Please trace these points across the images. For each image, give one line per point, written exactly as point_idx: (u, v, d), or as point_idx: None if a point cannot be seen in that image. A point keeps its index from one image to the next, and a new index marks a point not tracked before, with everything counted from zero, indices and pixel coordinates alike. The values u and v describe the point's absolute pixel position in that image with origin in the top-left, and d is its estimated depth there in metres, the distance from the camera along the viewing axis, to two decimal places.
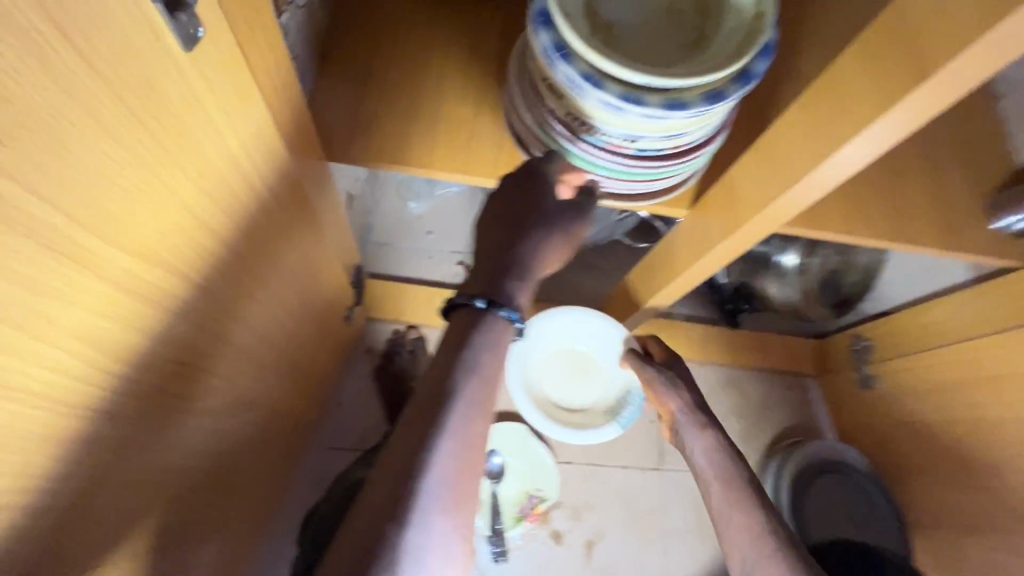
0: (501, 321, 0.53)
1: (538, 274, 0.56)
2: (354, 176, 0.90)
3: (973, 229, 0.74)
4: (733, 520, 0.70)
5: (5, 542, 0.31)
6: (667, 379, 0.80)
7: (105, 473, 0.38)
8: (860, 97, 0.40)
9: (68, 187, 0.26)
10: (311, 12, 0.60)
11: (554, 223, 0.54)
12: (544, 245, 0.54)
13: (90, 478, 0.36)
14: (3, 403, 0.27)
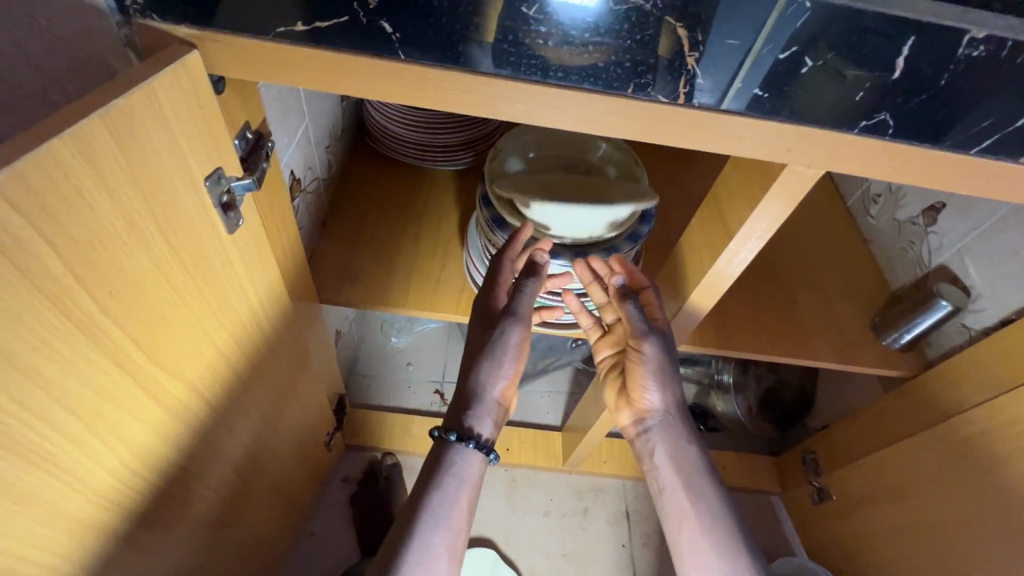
0: (466, 453, 0.56)
1: (491, 398, 0.58)
2: (344, 316, 1.04)
3: (867, 344, 0.88)
4: (686, 520, 0.59)
5: None
6: (667, 362, 0.62)
7: (108, 563, 0.44)
8: (708, 247, 0.56)
9: (140, 328, 0.39)
10: (317, 194, 0.80)
11: (480, 343, 0.58)
12: (479, 374, 0.58)
13: (95, 566, 0.43)
14: (61, 483, 0.37)
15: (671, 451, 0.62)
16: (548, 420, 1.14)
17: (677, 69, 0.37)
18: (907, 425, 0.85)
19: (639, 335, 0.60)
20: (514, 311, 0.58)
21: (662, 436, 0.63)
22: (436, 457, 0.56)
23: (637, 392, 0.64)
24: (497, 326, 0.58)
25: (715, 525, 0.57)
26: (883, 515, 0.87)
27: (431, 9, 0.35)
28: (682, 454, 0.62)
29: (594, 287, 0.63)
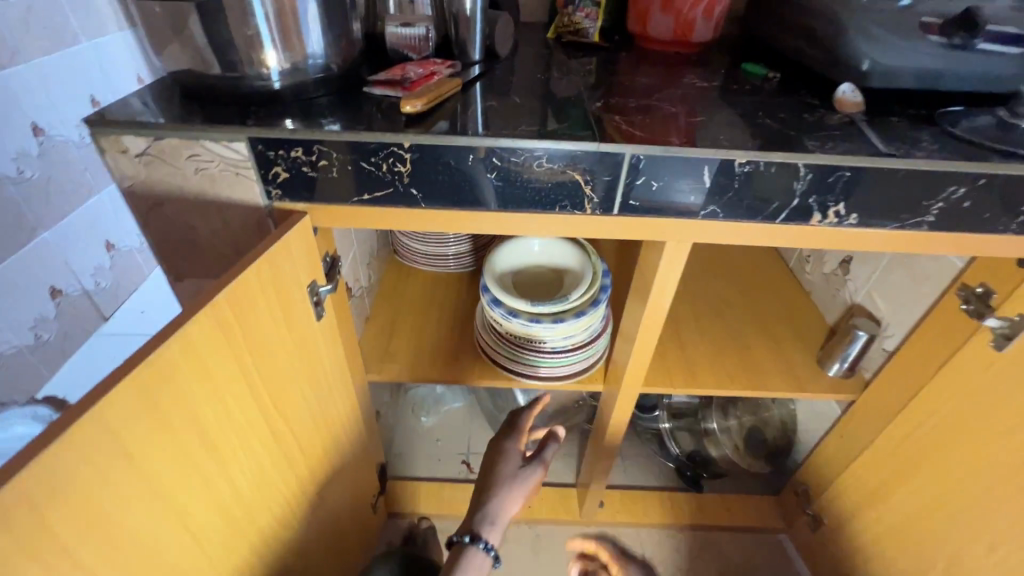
0: (480, 552, 0.74)
1: (503, 518, 0.78)
2: (382, 397, 1.26)
3: (813, 374, 1.06)
4: None
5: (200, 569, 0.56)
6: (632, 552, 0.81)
7: (240, 552, 0.63)
8: (641, 300, 0.79)
9: (267, 380, 0.62)
10: (362, 298, 1.07)
11: (518, 473, 0.82)
12: (506, 492, 0.80)
13: (233, 552, 0.62)
14: (228, 480, 0.58)
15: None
16: (563, 476, 1.29)
17: (581, 195, 0.63)
18: (859, 442, 1.00)
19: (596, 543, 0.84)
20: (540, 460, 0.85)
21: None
22: (456, 559, 0.73)
23: None
24: (532, 466, 0.84)
25: None
26: (866, 523, 0.98)
27: (437, 179, 0.62)
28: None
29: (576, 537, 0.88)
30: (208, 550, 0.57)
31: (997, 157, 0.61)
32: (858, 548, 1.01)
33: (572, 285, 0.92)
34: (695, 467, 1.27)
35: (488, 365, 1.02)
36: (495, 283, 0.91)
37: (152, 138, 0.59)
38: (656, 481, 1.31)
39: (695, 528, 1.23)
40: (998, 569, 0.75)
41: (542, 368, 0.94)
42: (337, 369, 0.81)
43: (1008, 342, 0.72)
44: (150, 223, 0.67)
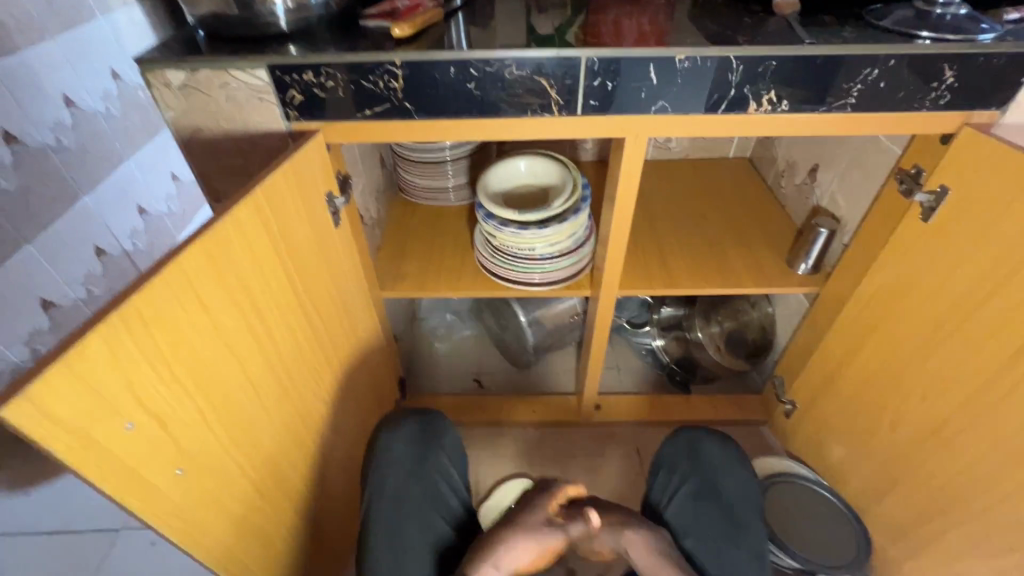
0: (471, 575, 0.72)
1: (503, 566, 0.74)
2: (398, 322, 1.41)
3: (781, 273, 1.17)
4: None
5: (263, 412, 0.72)
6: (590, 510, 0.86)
7: (292, 410, 0.79)
8: (613, 199, 0.91)
9: (299, 271, 0.76)
10: (373, 228, 1.20)
11: (537, 528, 0.76)
12: (513, 545, 0.74)
13: (287, 408, 0.78)
14: (279, 345, 0.73)
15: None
16: (564, 387, 1.43)
17: (548, 99, 0.74)
18: (822, 328, 1.13)
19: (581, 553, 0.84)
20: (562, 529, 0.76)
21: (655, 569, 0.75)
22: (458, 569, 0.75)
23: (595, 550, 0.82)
24: (554, 530, 0.76)
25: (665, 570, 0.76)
26: (829, 397, 1.11)
27: (427, 93, 0.74)
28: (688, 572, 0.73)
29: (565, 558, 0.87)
30: (267, 401, 0.72)
31: (905, 42, 0.71)
32: (823, 422, 1.14)
33: (555, 196, 1.05)
34: (685, 373, 1.42)
35: (488, 279, 1.15)
36: (487, 198, 1.04)
37: (189, 72, 0.72)
38: (649, 386, 1.45)
39: (686, 424, 1.37)
40: (929, 411, 0.88)
41: (535, 275, 1.08)
42: (354, 276, 0.95)
43: (933, 212, 0.82)
44: (191, 149, 0.81)
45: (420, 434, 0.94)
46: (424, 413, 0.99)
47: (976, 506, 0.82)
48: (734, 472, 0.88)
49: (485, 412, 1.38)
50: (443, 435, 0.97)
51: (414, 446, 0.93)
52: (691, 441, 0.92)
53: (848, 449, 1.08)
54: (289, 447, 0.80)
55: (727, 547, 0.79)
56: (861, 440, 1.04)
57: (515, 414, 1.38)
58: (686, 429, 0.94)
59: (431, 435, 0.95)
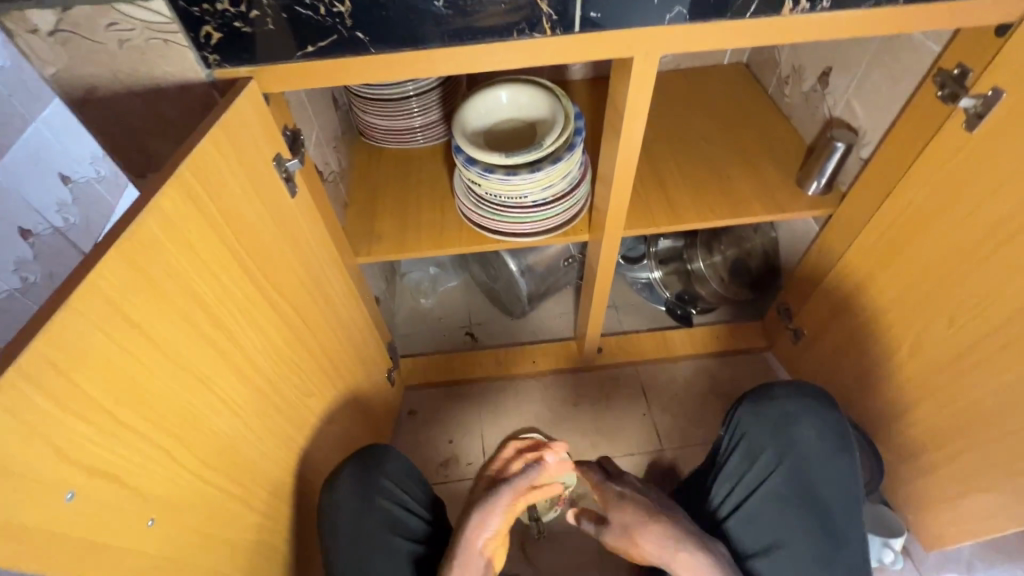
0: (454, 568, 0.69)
1: (471, 540, 0.70)
2: (378, 284, 1.29)
3: (792, 195, 1.07)
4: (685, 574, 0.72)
5: (241, 427, 0.62)
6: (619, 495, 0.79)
7: (275, 414, 0.70)
8: (617, 131, 0.77)
9: (256, 256, 0.63)
10: (336, 184, 1.04)
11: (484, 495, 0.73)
12: (471, 518, 0.71)
13: (269, 413, 0.68)
14: (247, 348, 0.62)
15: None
16: (562, 333, 1.37)
17: (538, 13, 0.59)
18: (835, 252, 1.06)
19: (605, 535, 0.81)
20: (507, 481, 0.73)
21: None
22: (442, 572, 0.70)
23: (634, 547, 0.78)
24: (498, 488, 0.72)
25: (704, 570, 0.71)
26: (842, 323, 1.07)
27: (382, 16, 0.57)
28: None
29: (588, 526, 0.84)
30: (243, 415, 0.63)
31: None
32: (834, 348, 1.10)
33: (544, 133, 0.90)
34: (685, 305, 1.36)
35: (474, 233, 1.03)
36: (466, 141, 0.90)
37: (60, 8, 0.54)
38: (650, 323, 1.40)
39: (690, 357, 1.34)
40: (956, 336, 0.83)
41: (528, 224, 0.96)
42: (323, 249, 0.82)
43: (980, 120, 0.72)
44: (89, 114, 0.63)
45: (359, 474, 0.79)
46: (366, 448, 0.82)
47: (1002, 428, 0.80)
48: (836, 461, 0.81)
49: (483, 368, 1.31)
50: (384, 459, 0.82)
51: (358, 489, 0.78)
52: (786, 413, 0.84)
53: (860, 373, 1.06)
54: (280, 452, 0.72)
55: (814, 556, 0.75)
56: (874, 366, 1.01)
57: (515, 366, 1.31)
58: (781, 398, 0.86)
59: (370, 468, 0.80)
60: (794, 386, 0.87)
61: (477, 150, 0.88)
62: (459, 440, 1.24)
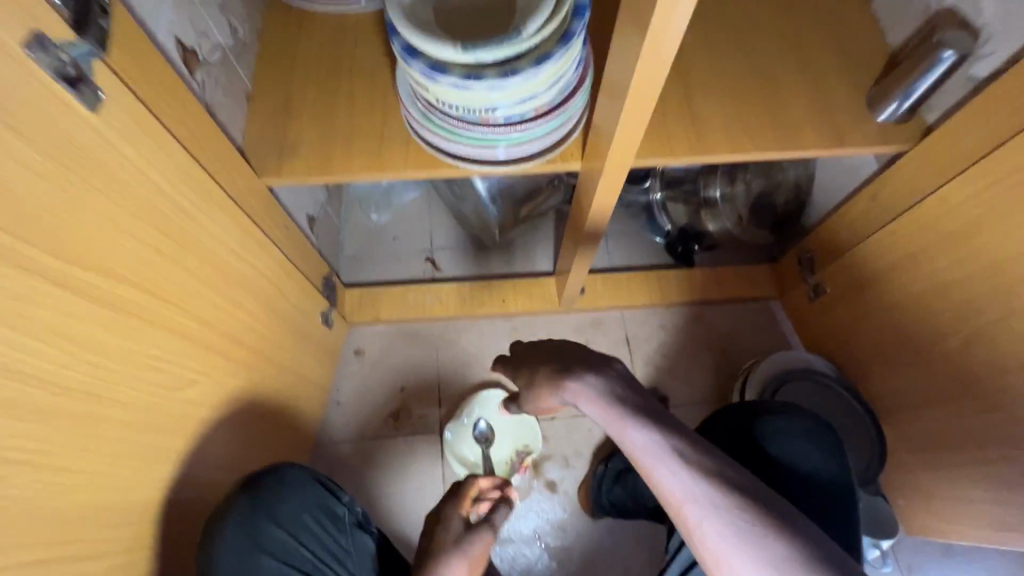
0: None
1: None
2: (312, 199, 1.02)
3: (859, 121, 0.79)
4: (646, 440, 0.51)
5: (42, 480, 0.42)
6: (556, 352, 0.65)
7: (118, 435, 0.49)
8: (642, 21, 0.48)
9: (11, 220, 0.38)
10: (225, 67, 0.72)
11: (460, 540, 0.62)
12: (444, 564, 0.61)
13: (102, 438, 0.48)
14: (23, 373, 0.39)
15: (683, 470, 0.49)
16: (541, 266, 1.15)
17: None
18: (899, 203, 0.82)
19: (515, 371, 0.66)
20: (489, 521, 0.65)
21: (640, 457, 0.51)
22: None
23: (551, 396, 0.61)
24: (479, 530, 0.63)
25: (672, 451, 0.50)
26: (882, 290, 0.87)
27: None
28: (696, 479, 0.48)
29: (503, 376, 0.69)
30: (44, 461, 0.42)
31: None
32: (864, 316, 0.92)
33: (525, 13, 0.60)
34: (688, 242, 1.12)
35: (427, 152, 0.76)
36: (404, 18, 0.59)
37: None
38: (644, 259, 1.18)
39: (686, 304, 1.14)
40: None
41: (497, 147, 0.69)
42: (173, 184, 0.56)
43: None
44: None
45: (245, 523, 0.59)
46: (254, 478, 0.62)
47: None
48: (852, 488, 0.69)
49: (443, 305, 1.11)
50: (280, 500, 0.62)
51: (241, 547, 0.58)
52: (794, 440, 0.69)
53: (886, 350, 0.89)
54: (147, 471, 0.53)
55: None
56: (910, 348, 0.84)
57: (481, 303, 1.11)
58: (781, 418, 0.71)
59: (261, 513, 0.61)
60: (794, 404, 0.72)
61: (418, 33, 0.58)
62: (413, 388, 1.07)
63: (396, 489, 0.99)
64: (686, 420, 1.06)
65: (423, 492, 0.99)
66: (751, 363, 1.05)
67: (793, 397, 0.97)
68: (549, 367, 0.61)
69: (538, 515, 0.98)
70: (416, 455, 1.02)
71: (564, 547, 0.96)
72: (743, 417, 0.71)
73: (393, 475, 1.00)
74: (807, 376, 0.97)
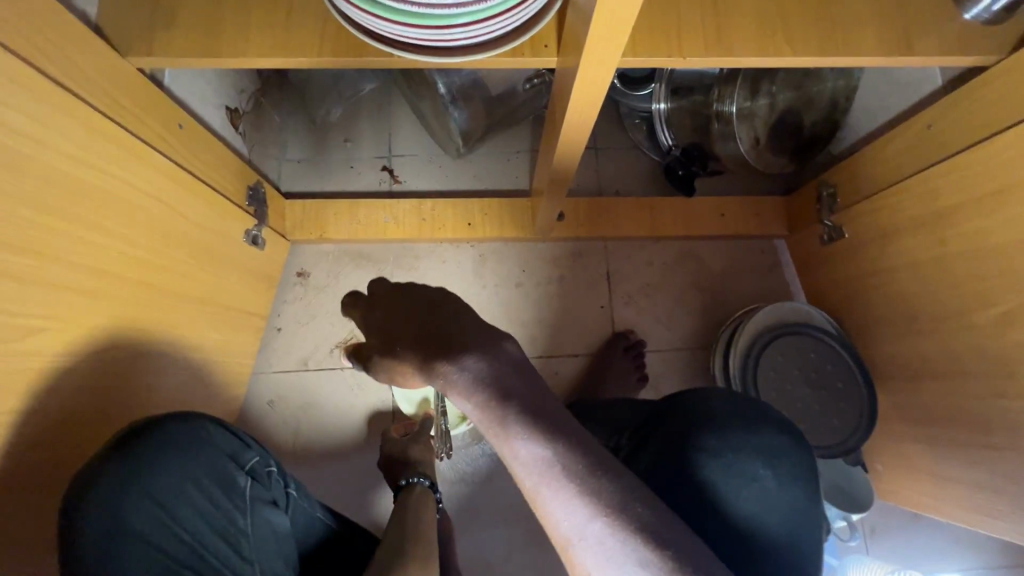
0: (425, 489, 0.75)
1: (401, 384, 0.52)
2: (235, 87, 0.82)
3: (934, 21, 0.59)
4: (525, 462, 0.37)
5: None
6: (426, 305, 0.49)
7: None
8: None
9: None
10: None
11: (398, 361, 0.48)
12: (390, 366, 0.50)
13: None
14: None
15: (579, 505, 0.35)
16: (514, 185, 0.99)
17: None
18: (961, 137, 0.65)
19: (377, 327, 0.51)
20: (428, 362, 0.45)
21: (522, 483, 0.38)
22: (413, 496, 0.73)
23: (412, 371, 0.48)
24: (417, 363, 0.46)
25: (560, 477, 0.36)
26: (911, 244, 0.73)
27: None
28: (587, 514, 0.35)
29: (363, 317, 0.54)
30: None
31: None
32: (884, 271, 0.78)
33: None
34: (691, 164, 0.92)
35: (351, 35, 0.56)
36: None
37: None
38: (637, 183, 1.01)
39: (678, 239, 1.00)
40: None
41: (441, 29, 0.50)
42: None
43: None
44: None
45: (117, 486, 0.51)
46: (138, 434, 0.53)
47: None
48: (802, 533, 0.49)
49: (398, 225, 0.94)
50: (168, 463, 0.54)
51: (111, 512, 0.51)
52: (740, 463, 0.49)
53: (901, 312, 0.77)
54: None
55: None
56: (930, 314, 0.72)
57: (441, 227, 0.95)
58: (733, 429, 0.50)
59: (138, 477, 0.52)
60: (765, 411, 0.52)
61: None
62: None
63: (341, 428, 0.91)
64: (663, 369, 0.97)
65: (369, 431, 0.91)
66: (744, 311, 0.94)
67: (785, 354, 0.86)
68: (413, 339, 0.47)
69: (493, 460, 0.93)
70: (363, 392, 0.93)
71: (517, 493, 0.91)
72: (687, 418, 0.52)
73: (337, 412, 0.92)
74: (807, 334, 0.85)
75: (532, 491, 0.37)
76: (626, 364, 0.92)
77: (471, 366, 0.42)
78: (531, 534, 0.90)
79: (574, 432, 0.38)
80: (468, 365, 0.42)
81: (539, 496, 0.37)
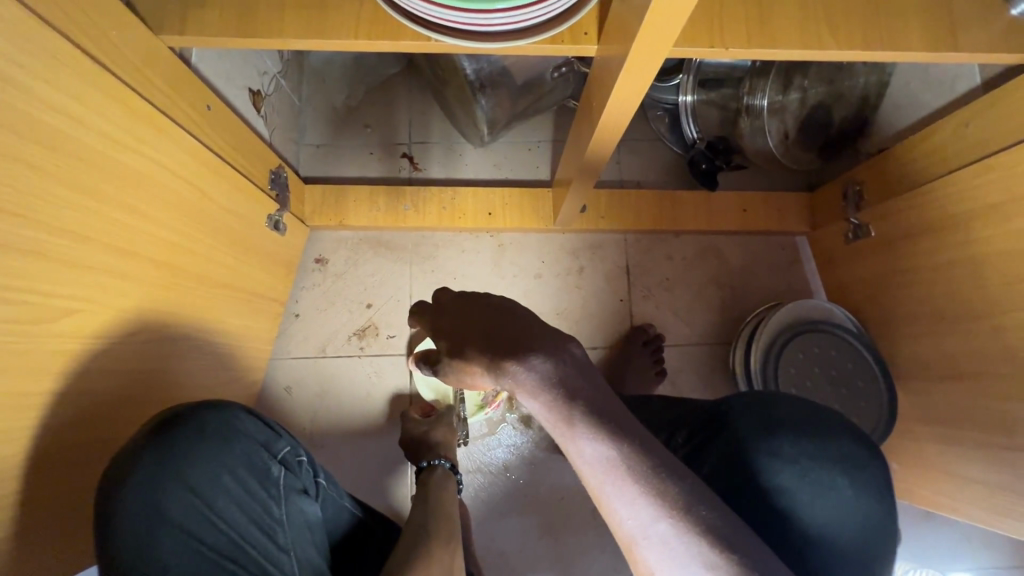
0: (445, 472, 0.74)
1: (462, 382, 0.50)
2: (258, 69, 0.81)
3: (980, 17, 0.58)
4: (589, 459, 0.38)
5: None
6: (499, 306, 0.48)
7: None
8: None
9: None
10: None
11: (464, 360, 0.47)
12: (453, 365, 0.49)
13: None
14: None
15: (642, 504, 0.36)
16: (536, 175, 0.98)
17: None
18: (1000, 137, 0.64)
19: (447, 324, 0.50)
20: (499, 363, 0.44)
21: (587, 478, 0.38)
22: (433, 478, 0.72)
23: (478, 372, 0.46)
24: (487, 362, 0.45)
25: (625, 476, 0.36)
26: (941, 244, 0.72)
27: None
28: (654, 514, 0.35)
29: (432, 315, 0.53)
30: None
31: None
32: (911, 270, 0.78)
33: None
34: (716, 159, 0.90)
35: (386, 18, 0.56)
36: None
37: None
38: (658, 175, 1.00)
39: (697, 233, 0.99)
40: None
41: (481, 13, 0.49)
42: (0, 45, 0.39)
43: None
44: None
45: (155, 473, 0.52)
46: (172, 424, 0.54)
47: None
48: (874, 542, 0.49)
49: (418, 214, 0.93)
50: (202, 453, 0.54)
51: (148, 499, 0.51)
52: (816, 472, 0.49)
53: (926, 311, 0.76)
54: (12, 430, 0.42)
55: None
56: (957, 316, 0.71)
57: (462, 216, 0.94)
58: (807, 437, 0.50)
59: (174, 466, 0.53)
60: (836, 418, 0.52)
61: None
62: (381, 306, 0.95)
63: (358, 414, 0.91)
64: (681, 364, 0.97)
65: (386, 419, 0.91)
66: (765, 309, 0.93)
67: (807, 353, 0.86)
68: (483, 339, 0.46)
69: (507, 450, 0.93)
70: (380, 381, 0.92)
71: (533, 484, 0.91)
72: (758, 422, 0.52)
73: (353, 399, 0.91)
74: (832, 333, 0.85)
75: (598, 488, 0.38)
76: (645, 358, 0.92)
77: (545, 368, 0.42)
78: (546, 526, 0.90)
79: (638, 433, 0.39)
80: (543, 368, 0.42)
81: (604, 493, 0.37)
